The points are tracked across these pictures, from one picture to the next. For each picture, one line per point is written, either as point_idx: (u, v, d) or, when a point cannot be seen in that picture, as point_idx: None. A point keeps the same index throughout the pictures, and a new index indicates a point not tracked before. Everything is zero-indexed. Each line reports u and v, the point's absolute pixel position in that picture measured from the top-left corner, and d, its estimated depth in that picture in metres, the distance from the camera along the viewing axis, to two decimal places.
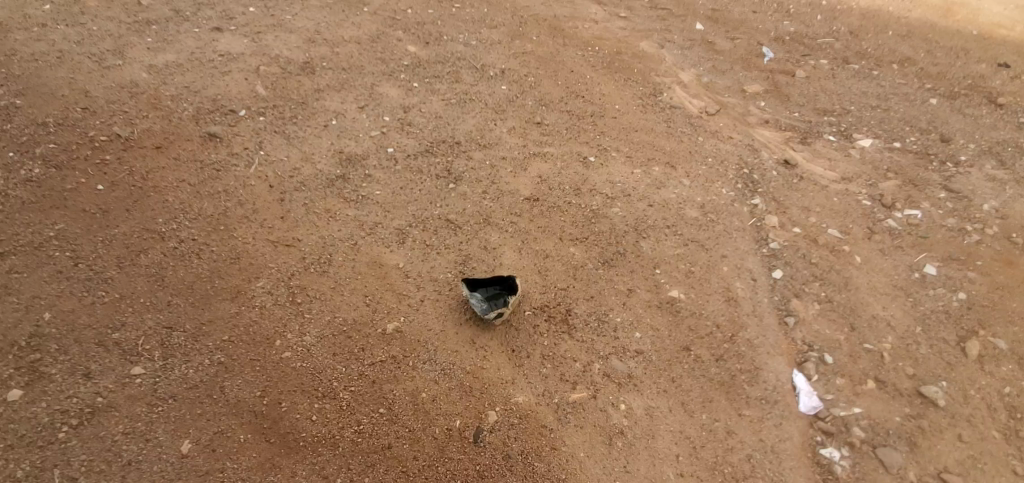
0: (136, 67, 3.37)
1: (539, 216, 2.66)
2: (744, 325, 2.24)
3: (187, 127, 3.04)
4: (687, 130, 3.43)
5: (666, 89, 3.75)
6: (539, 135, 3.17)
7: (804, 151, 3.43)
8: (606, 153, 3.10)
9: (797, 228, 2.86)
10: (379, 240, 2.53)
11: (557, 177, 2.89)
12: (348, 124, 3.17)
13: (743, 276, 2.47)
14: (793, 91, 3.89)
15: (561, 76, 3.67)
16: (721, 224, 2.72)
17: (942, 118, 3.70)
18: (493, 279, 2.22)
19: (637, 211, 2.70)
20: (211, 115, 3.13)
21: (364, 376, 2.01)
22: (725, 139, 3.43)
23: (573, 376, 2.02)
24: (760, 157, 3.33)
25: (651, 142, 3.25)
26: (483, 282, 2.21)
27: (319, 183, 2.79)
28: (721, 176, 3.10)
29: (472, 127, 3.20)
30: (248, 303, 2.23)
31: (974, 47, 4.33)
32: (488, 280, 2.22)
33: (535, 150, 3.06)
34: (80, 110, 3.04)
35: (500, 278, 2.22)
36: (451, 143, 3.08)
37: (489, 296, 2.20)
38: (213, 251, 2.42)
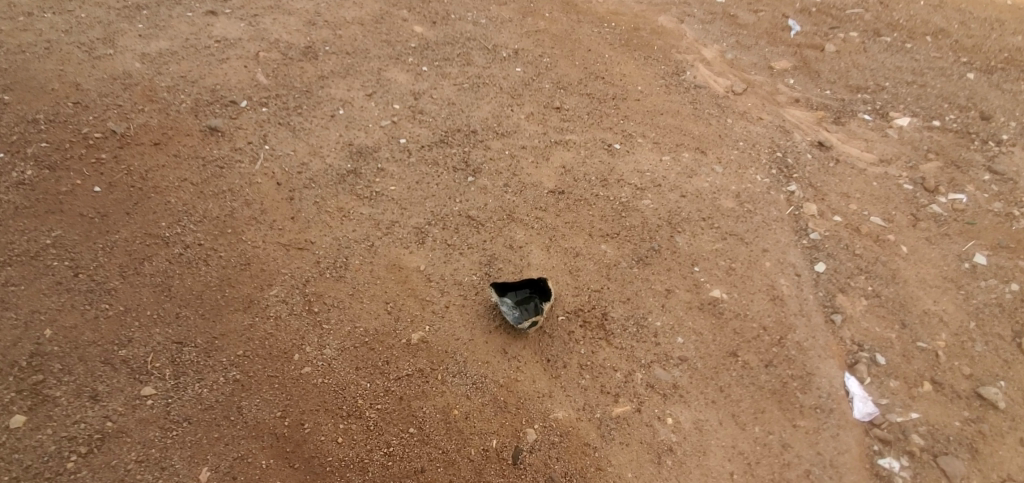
0: (128, 56, 3.16)
1: (566, 211, 2.49)
2: (792, 326, 2.11)
3: (186, 120, 2.86)
4: (714, 111, 3.23)
5: (689, 67, 3.52)
6: (559, 121, 2.97)
7: (838, 131, 3.24)
8: (631, 139, 2.89)
9: (837, 217, 2.70)
10: (397, 240, 2.37)
11: (582, 166, 2.71)
12: (356, 113, 2.98)
13: (786, 271, 2.31)
14: (823, 67, 3.67)
15: (578, 56, 3.45)
16: (759, 215, 2.55)
17: (981, 94, 3.50)
18: (523, 283, 2.11)
19: (669, 203, 2.53)
20: (210, 107, 2.94)
21: (391, 392, 1.88)
22: (755, 121, 3.22)
23: (614, 387, 1.89)
24: (792, 139, 3.14)
25: (678, 125, 3.03)
26: (513, 286, 2.11)
27: (329, 179, 2.61)
28: (754, 161, 2.92)
29: (487, 113, 3.01)
30: (261, 313, 2.09)
31: (1010, 16, 4.08)
32: (518, 284, 2.11)
33: (556, 137, 2.87)
34: (72, 104, 2.85)
35: (531, 281, 2.11)
36: (467, 132, 2.89)
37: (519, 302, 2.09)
38: (221, 257, 2.27)
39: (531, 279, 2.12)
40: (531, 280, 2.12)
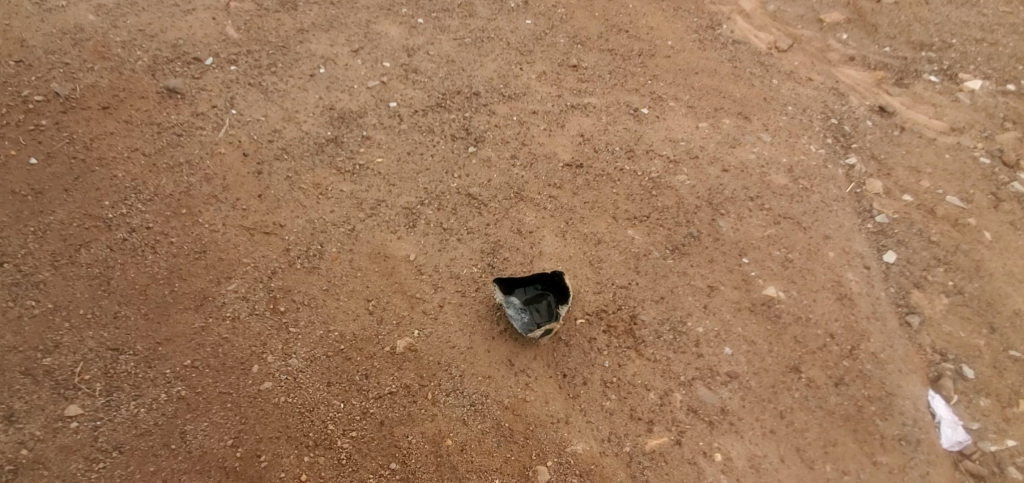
0: (79, 6, 2.73)
1: (584, 188, 2.08)
2: (864, 334, 1.71)
3: (141, 81, 2.44)
4: (756, 70, 2.72)
5: (726, 21, 2.96)
6: (576, 82, 2.53)
7: (900, 95, 2.73)
8: (662, 102, 2.44)
9: (907, 196, 2.26)
10: (383, 223, 1.99)
11: (604, 135, 2.28)
12: (340, 72, 2.54)
13: (854, 263, 1.90)
14: (880, 21, 3.04)
15: (598, 5, 2.94)
16: (817, 193, 2.12)
17: None
18: (534, 279, 1.72)
19: (709, 179, 2.10)
20: (171, 65, 2.52)
21: (369, 415, 1.53)
22: (805, 82, 2.73)
23: (647, 412, 1.53)
24: (848, 104, 2.66)
25: (716, 86, 2.56)
26: (522, 282, 1.72)
27: (305, 149, 2.20)
28: (806, 128, 2.46)
29: (492, 73, 2.57)
30: (216, 313, 1.73)
31: None
32: (528, 279, 1.72)
33: (573, 101, 2.43)
34: (11, 62, 2.44)
35: (544, 276, 1.72)
36: (468, 95, 2.47)
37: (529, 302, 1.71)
38: (173, 243, 1.90)
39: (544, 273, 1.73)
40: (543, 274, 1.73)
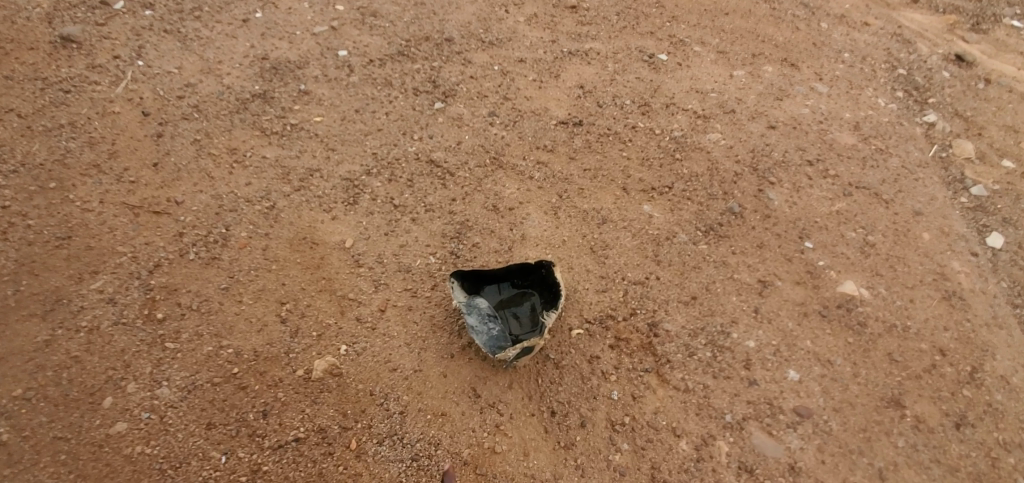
0: None
1: (584, 153, 1.56)
2: (988, 349, 1.19)
3: (32, 29, 1.93)
4: (801, 12, 2.16)
5: None
6: (575, 25, 1.99)
7: (980, 42, 2.18)
8: (684, 47, 1.90)
9: (1008, 162, 1.72)
10: (315, 197, 1.48)
11: (610, 86, 1.76)
12: (279, 18, 2.02)
13: (958, 248, 1.38)
14: None
15: None
16: (895, 156, 1.59)
17: None
18: (508, 271, 1.22)
19: (750, 139, 1.58)
20: (71, 10, 2.00)
21: (261, 475, 1.08)
22: (860, 27, 2.17)
23: (675, 470, 1.04)
24: (916, 51, 2.09)
25: (752, 29, 2.01)
26: (491, 276, 1.21)
27: (224, 108, 1.71)
28: (869, 80, 1.90)
29: (470, 16, 2.04)
30: (71, 323, 1.27)
31: None
32: (500, 271, 1.22)
33: (570, 47, 1.90)
34: None
35: (522, 267, 1.23)
36: (439, 41, 1.94)
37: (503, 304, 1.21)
38: (30, 227, 1.42)
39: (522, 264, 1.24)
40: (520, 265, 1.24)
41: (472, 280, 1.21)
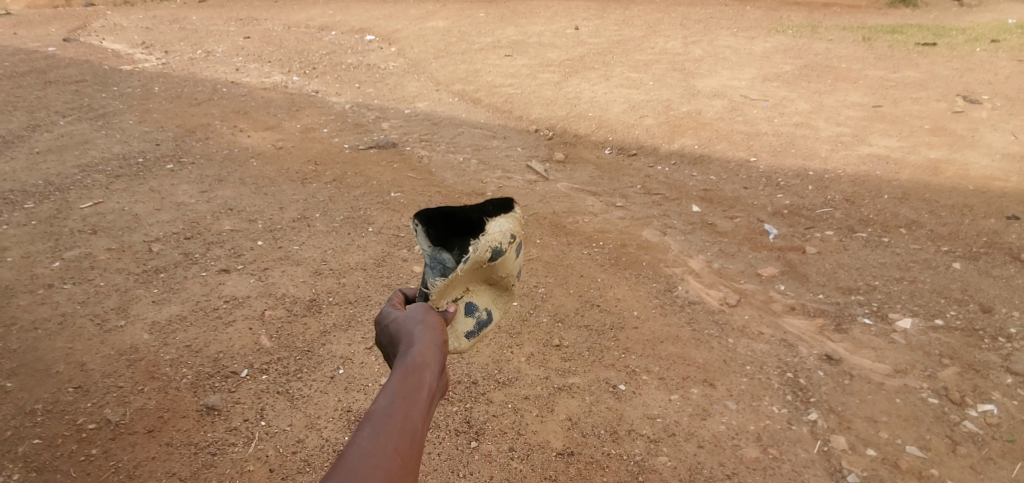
0: (138, 326, 3.24)
1: (577, 479, 2.40)
2: None
3: (184, 398, 2.78)
4: (713, 330, 3.15)
5: (679, 282, 3.52)
6: (561, 362, 2.94)
7: (843, 340, 3.06)
8: (636, 376, 2.84)
9: (871, 449, 2.50)
10: None
11: (589, 417, 2.64)
12: (355, 371, 2.91)
13: None
14: (809, 270, 3.58)
15: (572, 282, 3.52)
16: (786, 462, 2.46)
17: (974, 283, 3.36)
18: (479, 213, 1.91)
19: (687, 458, 2.47)
20: (211, 380, 2.87)
21: None
22: (756, 336, 3.10)
23: None
24: (799, 354, 2.98)
25: (681, 353, 2.98)
26: (460, 219, 1.90)
27: (325, 458, 2.51)
28: (766, 388, 2.79)
29: (487, 358, 2.97)
30: None
31: (975, 202, 4.11)
32: (470, 215, 1.90)
33: (560, 382, 2.82)
34: (72, 389, 2.84)
35: (494, 210, 1.91)
36: (468, 382, 2.84)
37: (477, 271, 1.87)
38: None
39: (492, 217, 1.90)
40: (494, 220, 1.90)
41: (435, 220, 1.87)
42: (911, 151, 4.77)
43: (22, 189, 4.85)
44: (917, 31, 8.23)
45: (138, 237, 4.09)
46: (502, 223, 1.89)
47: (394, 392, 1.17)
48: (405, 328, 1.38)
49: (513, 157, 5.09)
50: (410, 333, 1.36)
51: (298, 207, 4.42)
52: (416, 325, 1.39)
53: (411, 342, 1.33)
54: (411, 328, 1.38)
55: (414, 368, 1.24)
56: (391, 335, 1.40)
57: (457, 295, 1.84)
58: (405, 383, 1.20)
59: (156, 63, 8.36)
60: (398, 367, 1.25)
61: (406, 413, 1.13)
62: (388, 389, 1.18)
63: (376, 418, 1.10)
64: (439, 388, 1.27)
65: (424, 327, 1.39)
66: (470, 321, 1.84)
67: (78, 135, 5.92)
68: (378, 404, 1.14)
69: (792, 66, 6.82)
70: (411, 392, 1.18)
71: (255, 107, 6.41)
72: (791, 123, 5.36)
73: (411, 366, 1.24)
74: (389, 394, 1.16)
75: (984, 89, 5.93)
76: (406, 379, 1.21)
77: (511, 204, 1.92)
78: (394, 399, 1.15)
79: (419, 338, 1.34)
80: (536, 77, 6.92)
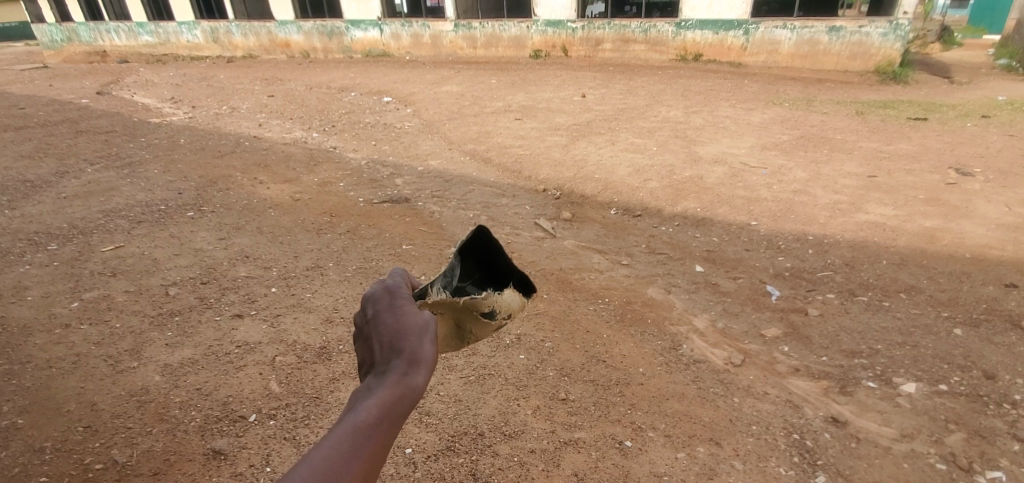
0: (151, 367, 3.29)
1: None
2: None
3: (192, 442, 2.80)
4: (718, 389, 3.17)
5: (684, 341, 3.57)
6: (567, 416, 2.95)
7: (848, 403, 3.07)
8: (642, 432, 2.85)
9: None
10: None
11: (595, 473, 2.63)
12: None
13: None
14: (812, 332, 3.64)
15: (578, 337, 3.57)
16: None
17: (977, 350, 3.39)
18: (511, 270, 1.74)
19: None
20: (219, 424, 2.89)
21: None
22: (761, 396, 3.12)
23: None
24: (804, 415, 2.99)
25: (687, 411, 3.00)
26: (498, 259, 1.74)
27: None
28: (773, 449, 2.78)
29: (493, 410, 2.99)
30: None
31: (973, 269, 4.21)
32: (505, 264, 1.74)
33: (566, 436, 2.83)
34: (82, 428, 2.87)
35: (524, 281, 1.73)
36: (474, 434, 2.85)
37: (464, 313, 1.63)
38: None
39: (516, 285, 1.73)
40: (513, 290, 1.71)
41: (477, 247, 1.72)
42: (907, 219, 4.93)
43: (47, 231, 5.03)
44: (908, 106, 8.64)
45: (156, 280, 4.20)
46: (516, 298, 1.71)
47: (376, 413, 1.05)
48: (414, 328, 1.20)
49: (522, 214, 5.27)
50: (416, 343, 1.17)
51: (313, 257, 4.55)
52: (425, 331, 1.21)
53: (416, 357, 1.15)
54: (420, 332, 1.19)
55: (407, 392, 1.10)
56: (389, 324, 1.21)
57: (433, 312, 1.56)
58: (393, 409, 1.07)
59: (184, 117, 8.81)
60: (392, 384, 1.09)
61: (379, 447, 1.02)
62: (371, 408, 1.05)
63: (350, 445, 0.99)
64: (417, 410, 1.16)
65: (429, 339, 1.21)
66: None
67: (105, 181, 6.18)
68: (356, 424, 1.03)
69: (789, 136, 7.15)
70: (393, 423, 1.06)
71: (275, 161, 6.71)
72: (790, 190, 5.57)
73: (405, 386, 1.10)
74: (369, 415, 1.04)
75: (976, 162, 6.16)
76: (394, 400, 1.08)
77: (536, 288, 1.74)
78: (374, 425, 1.03)
79: (423, 352, 1.17)
80: (544, 139, 7.25)
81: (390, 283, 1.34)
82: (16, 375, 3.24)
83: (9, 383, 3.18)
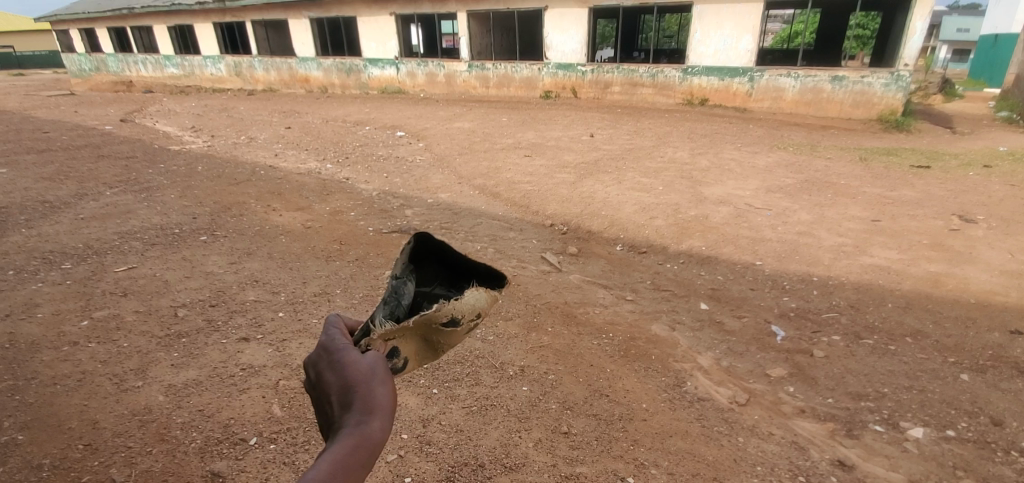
0: (154, 388, 3.30)
1: None
2: None
3: (191, 463, 2.78)
4: (722, 428, 3.13)
5: (688, 378, 3.55)
6: (568, 450, 2.93)
7: (854, 446, 3.02)
8: (644, 469, 2.81)
9: None
10: None
11: None
12: None
13: None
14: (818, 373, 3.61)
15: (581, 371, 3.56)
16: None
17: (984, 396, 3.35)
18: (468, 271, 1.56)
19: None
20: (219, 446, 2.88)
21: None
22: (766, 437, 3.08)
23: None
24: (810, 457, 2.93)
25: (690, 449, 2.96)
26: (450, 261, 1.56)
27: None
28: None
29: (495, 442, 2.97)
30: None
31: (978, 315, 4.19)
32: (460, 263, 1.56)
33: (567, 471, 2.80)
34: (82, 446, 2.86)
35: (484, 278, 1.55)
36: (474, 465, 2.82)
37: (426, 327, 1.44)
38: None
39: (477, 284, 1.54)
40: (477, 290, 1.52)
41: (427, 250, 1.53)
42: (911, 263, 4.95)
43: (62, 251, 5.13)
44: (911, 154, 8.76)
45: (165, 302, 4.26)
46: (483, 299, 1.52)
47: (334, 468, 0.98)
48: (362, 376, 1.14)
49: (528, 248, 5.33)
50: (365, 388, 1.12)
51: (320, 283, 4.61)
52: (373, 376, 1.15)
53: (369, 401, 1.10)
54: (368, 379, 1.14)
55: (363, 442, 1.04)
56: (339, 380, 1.15)
57: (394, 335, 1.39)
58: (349, 461, 1.00)
59: (202, 146, 9.07)
60: (346, 435, 1.04)
61: None
62: (322, 463, 0.99)
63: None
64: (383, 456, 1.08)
65: (383, 386, 1.14)
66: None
67: (122, 205, 6.32)
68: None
69: (793, 180, 7.24)
70: (351, 476, 0.99)
71: (289, 189, 6.86)
72: (794, 232, 5.61)
73: (362, 437, 1.04)
74: (322, 470, 0.97)
75: (979, 210, 6.20)
76: (351, 452, 1.02)
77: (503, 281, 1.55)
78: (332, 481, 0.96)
79: (377, 401, 1.10)
80: (552, 176, 7.39)
81: (330, 336, 1.29)
82: (21, 391, 3.26)
83: (13, 398, 3.20)
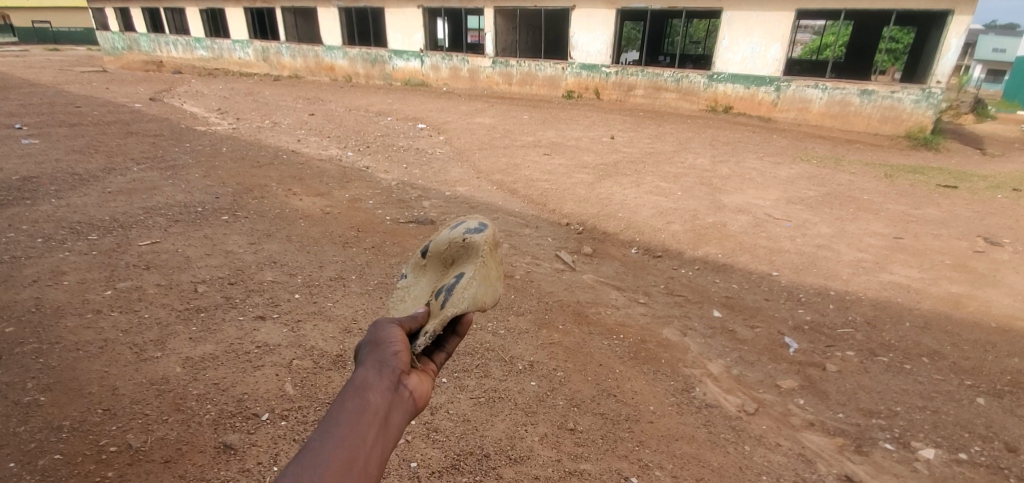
0: (173, 359, 3.39)
1: None
2: None
3: (204, 433, 2.85)
4: (730, 436, 3.12)
5: (697, 383, 3.54)
6: (574, 446, 2.94)
7: (863, 462, 2.98)
8: (648, 470, 2.82)
9: None
10: None
11: None
12: None
13: None
14: (829, 387, 3.58)
15: (590, 370, 3.57)
16: None
17: (1000, 422, 3.29)
18: None
19: None
20: (232, 419, 2.95)
21: None
22: (773, 447, 3.06)
23: None
24: (817, 470, 2.91)
25: (696, 454, 2.95)
26: None
27: None
28: None
29: (501, 433, 3.00)
30: None
31: (999, 339, 4.11)
32: None
33: (570, 466, 2.81)
34: (100, 410, 2.95)
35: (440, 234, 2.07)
36: (479, 455, 2.85)
37: (429, 272, 1.88)
38: None
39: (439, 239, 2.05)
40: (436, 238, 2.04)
41: None
42: (932, 283, 4.87)
43: (89, 222, 5.26)
44: (937, 173, 8.59)
45: (186, 277, 4.36)
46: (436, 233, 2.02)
47: (334, 420, 1.12)
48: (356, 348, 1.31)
49: (543, 245, 5.33)
50: (359, 354, 1.30)
51: (337, 267, 4.67)
52: (364, 344, 1.31)
53: (359, 363, 1.26)
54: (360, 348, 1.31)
55: (355, 393, 1.17)
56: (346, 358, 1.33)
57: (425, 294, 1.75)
58: (343, 412, 1.13)
59: (227, 128, 9.21)
60: (341, 393, 1.18)
61: (351, 445, 1.08)
62: (327, 419, 1.12)
63: (304, 453, 1.04)
64: (394, 407, 1.19)
65: (374, 347, 1.30)
66: (440, 299, 1.65)
67: (148, 181, 6.46)
68: (310, 440, 1.08)
69: (815, 192, 7.17)
70: (351, 420, 1.12)
71: (311, 175, 6.96)
72: (813, 245, 5.55)
73: (355, 391, 1.17)
74: (327, 422, 1.11)
75: (1006, 233, 6.08)
76: (349, 402, 1.15)
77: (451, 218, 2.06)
78: (333, 429, 1.10)
79: (368, 360, 1.26)
80: (571, 176, 7.39)
81: None
82: (45, 354, 3.36)
83: (37, 361, 3.31)
